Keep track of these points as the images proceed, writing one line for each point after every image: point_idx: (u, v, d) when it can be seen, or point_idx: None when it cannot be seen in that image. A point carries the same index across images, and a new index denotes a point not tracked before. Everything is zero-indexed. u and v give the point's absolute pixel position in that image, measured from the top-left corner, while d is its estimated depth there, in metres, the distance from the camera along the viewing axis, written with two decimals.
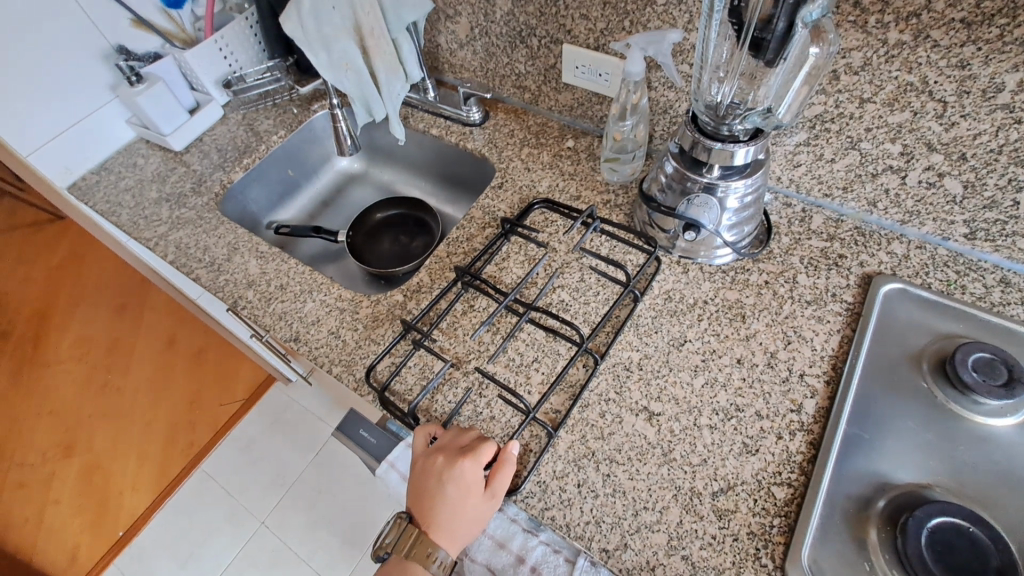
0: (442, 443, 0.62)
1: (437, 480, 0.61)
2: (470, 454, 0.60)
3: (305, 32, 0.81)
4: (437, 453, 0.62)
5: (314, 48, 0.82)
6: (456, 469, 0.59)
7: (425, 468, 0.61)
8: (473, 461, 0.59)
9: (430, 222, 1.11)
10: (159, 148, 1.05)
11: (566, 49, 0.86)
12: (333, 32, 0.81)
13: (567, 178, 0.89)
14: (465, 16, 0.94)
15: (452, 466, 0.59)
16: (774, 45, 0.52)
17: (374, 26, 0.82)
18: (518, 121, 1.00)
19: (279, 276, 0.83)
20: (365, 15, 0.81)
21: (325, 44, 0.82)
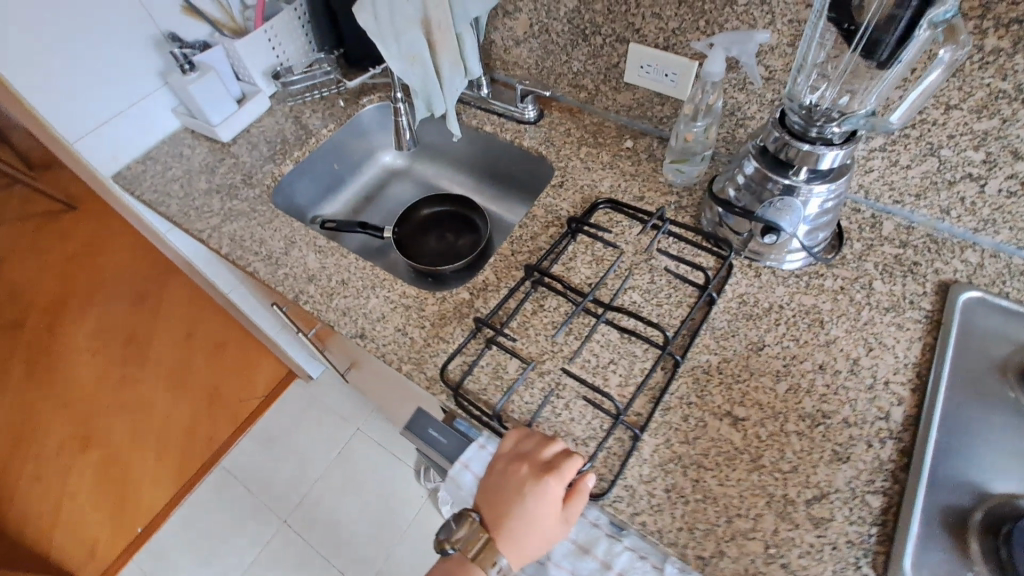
0: (527, 450, 0.60)
1: (515, 486, 0.59)
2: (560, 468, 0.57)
3: (378, 24, 0.79)
4: (523, 460, 0.59)
5: (386, 40, 0.80)
6: (540, 480, 0.57)
7: (506, 471, 0.60)
8: (558, 474, 0.57)
9: (477, 220, 1.10)
10: (205, 138, 1.03)
11: (633, 48, 0.85)
12: (404, 23, 0.79)
13: (630, 178, 0.88)
14: (525, 13, 0.93)
15: (536, 475, 0.58)
16: (891, 47, 0.51)
17: (443, 19, 0.81)
18: (574, 120, 0.99)
19: (340, 271, 0.81)
20: (436, 8, 0.79)
21: (397, 35, 0.80)
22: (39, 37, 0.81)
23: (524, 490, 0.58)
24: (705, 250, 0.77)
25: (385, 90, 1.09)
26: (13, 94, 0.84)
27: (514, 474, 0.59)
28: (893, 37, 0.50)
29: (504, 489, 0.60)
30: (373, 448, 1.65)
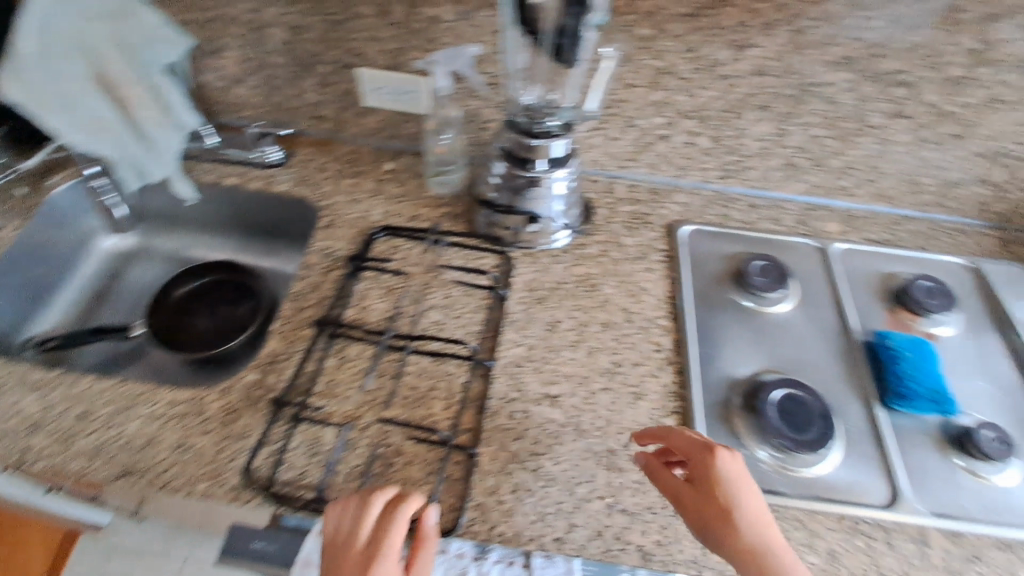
0: (352, 521, 0.54)
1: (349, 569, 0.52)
2: (388, 528, 0.53)
3: (35, 92, 0.66)
4: (351, 535, 0.53)
5: (53, 111, 0.68)
6: (369, 549, 0.52)
7: (335, 557, 0.52)
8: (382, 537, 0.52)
9: (249, 281, 0.97)
10: None
11: (362, 71, 0.83)
12: (75, 86, 0.69)
13: (398, 201, 0.87)
14: (233, 49, 0.84)
15: (368, 546, 0.52)
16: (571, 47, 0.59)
17: (128, 74, 0.72)
18: (323, 155, 0.93)
19: (77, 404, 0.65)
20: (112, 63, 0.71)
21: (69, 102, 0.69)
22: None
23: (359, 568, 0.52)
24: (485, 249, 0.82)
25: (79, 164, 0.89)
26: None
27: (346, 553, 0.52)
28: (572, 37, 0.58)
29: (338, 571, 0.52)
30: None
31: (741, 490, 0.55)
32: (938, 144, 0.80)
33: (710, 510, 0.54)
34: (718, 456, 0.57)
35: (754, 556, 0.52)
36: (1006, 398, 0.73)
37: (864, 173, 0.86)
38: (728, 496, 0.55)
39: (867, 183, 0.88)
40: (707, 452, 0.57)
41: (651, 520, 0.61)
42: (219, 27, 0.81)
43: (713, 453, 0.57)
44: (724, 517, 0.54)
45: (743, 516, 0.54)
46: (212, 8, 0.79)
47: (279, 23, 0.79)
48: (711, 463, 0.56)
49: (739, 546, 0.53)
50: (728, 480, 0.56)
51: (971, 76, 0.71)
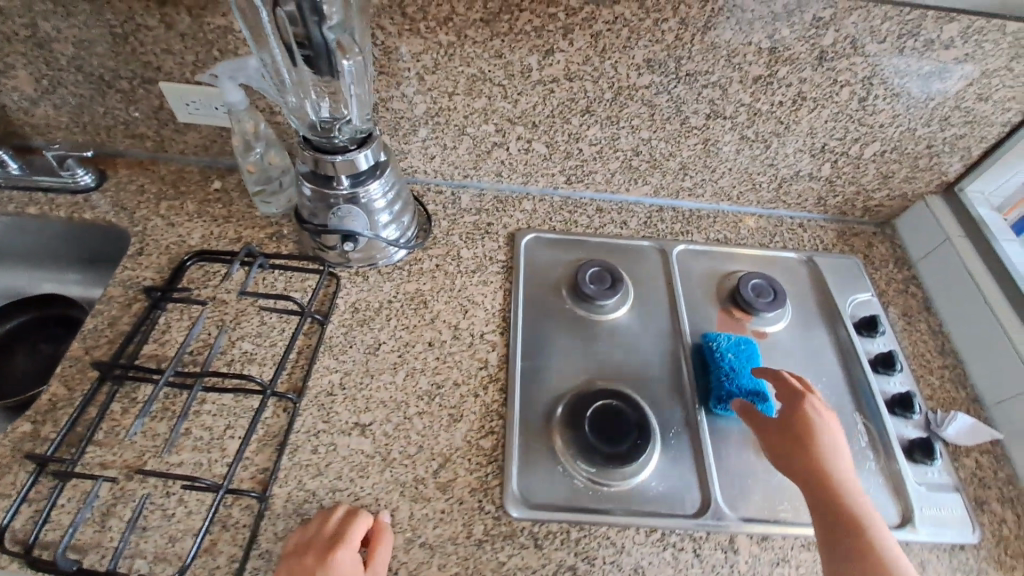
0: (307, 539, 0.55)
1: None
2: (340, 543, 0.54)
3: None
4: (303, 554, 0.54)
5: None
6: (326, 559, 0.53)
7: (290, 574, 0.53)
8: (345, 543, 0.54)
9: (74, 313, 0.91)
10: None
11: (164, 86, 0.77)
12: None
13: (222, 222, 0.82)
14: (20, 67, 0.76)
15: (326, 554, 0.53)
16: (320, 48, 0.60)
17: None
18: (148, 174, 0.87)
19: None
20: None
21: None
22: None
23: None
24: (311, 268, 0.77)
25: None
26: None
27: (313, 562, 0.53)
28: (316, 39, 0.58)
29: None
30: None
31: (827, 428, 0.62)
32: (764, 143, 0.80)
33: (795, 442, 0.60)
34: (811, 402, 0.64)
35: (836, 502, 0.55)
36: (831, 394, 0.73)
37: (702, 172, 0.85)
38: (827, 451, 0.60)
39: (707, 182, 0.87)
40: (800, 400, 0.64)
41: (451, 551, 0.58)
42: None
43: (807, 402, 0.64)
44: (828, 476, 0.57)
45: (833, 456, 0.59)
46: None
47: (61, 38, 0.73)
48: (808, 407, 0.63)
49: (824, 490, 0.56)
50: (826, 430, 0.62)
51: (773, 75, 0.71)
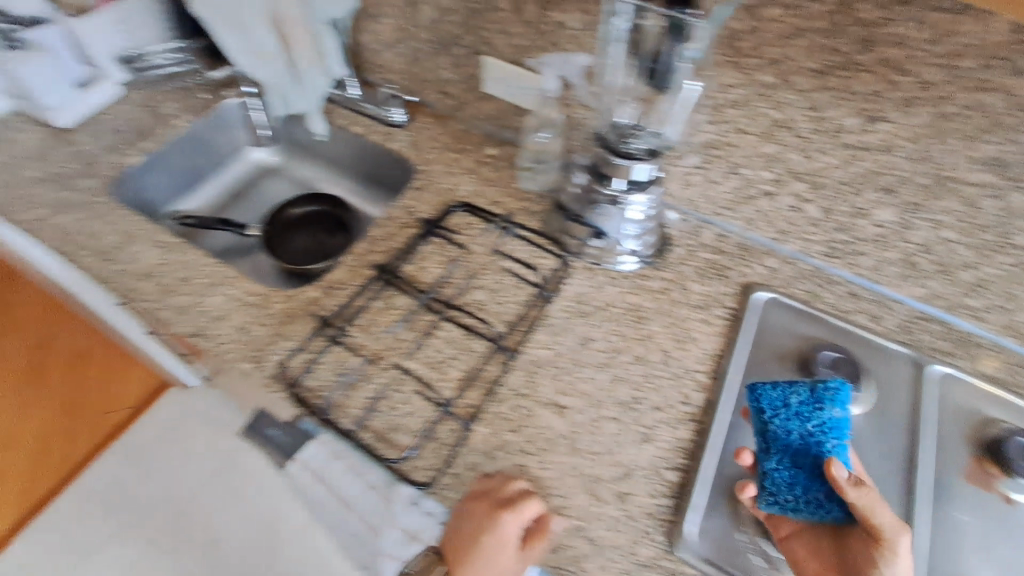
0: (486, 489, 0.62)
1: (473, 527, 0.60)
2: (510, 508, 0.59)
3: (219, 18, 0.83)
4: (479, 501, 0.61)
5: (227, 31, 0.86)
6: (496, 516, 0.59)
7: (467, 513, 0.60)
8: (514, 512, 0.58)
9: (349, 218, 1.09)
10: (39, 121, 0.95)
11: (487, 60, 0.89)
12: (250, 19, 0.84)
13: (486, 184, 0.92)
14: (391, 18, 0.94)
15: (496, 513, 0.59)
16: (666, 66, 0.64)
17: (294, 17, 0.84)
18: (442, 126, 1.01)
19: (183, 268, 0.79)
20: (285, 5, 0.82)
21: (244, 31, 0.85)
22: None
23: (482, 532, 0.59)
24: (549, 248, 0.83)
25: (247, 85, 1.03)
26: None
27: (479, 524, 0.59)
28: (664, 57, 0.64)
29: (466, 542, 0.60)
30: None
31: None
32: None
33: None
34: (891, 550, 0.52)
35: None
36: None
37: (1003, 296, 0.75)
38: None
39: (998, 309, 0.75)
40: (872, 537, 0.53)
41: (614, 559, 0.59)
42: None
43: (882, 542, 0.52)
44: None
45: None
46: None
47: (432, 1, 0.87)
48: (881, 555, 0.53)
49: None
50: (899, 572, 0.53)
51: None
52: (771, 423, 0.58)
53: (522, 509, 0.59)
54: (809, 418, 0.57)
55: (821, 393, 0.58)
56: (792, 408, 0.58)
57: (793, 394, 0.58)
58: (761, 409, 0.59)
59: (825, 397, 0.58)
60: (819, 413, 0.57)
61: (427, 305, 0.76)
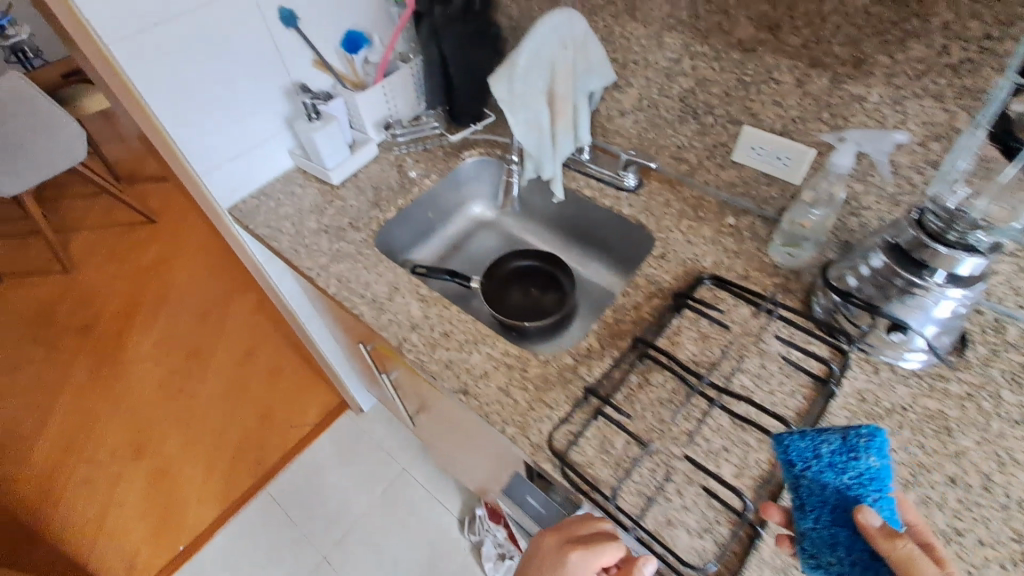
0: (564, 527, 0.67)
1: (550, 564, 0.63)
2: (577, 546, 0.62)
3: (513, 96, 0.81)
4: (551, 534, 0.67)
5: (514, 111, 0.83)
6: (565, 551, 0.63)
7: (537, 546, 0.67)
8: (584, 551, 0.61)
9: (561, 276, 1.11)
10: (316, 179, 1.09)
11: (746, 130, 0.85)
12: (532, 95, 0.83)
13: (733, 255, 0.87)
14: (637, 87, 0.94)
15: (565, 547, 0.63)
16: None
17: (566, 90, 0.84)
18: (674, 192, 0.98)
19: (443, 323, 0.83)
20: (563, 79, 0.82)
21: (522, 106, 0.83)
22: (190, 88, 0.90)
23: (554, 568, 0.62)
24: (820, 338, 0.76)
25: (486, 146, 1.14)
26: (159, 133, 0.92)
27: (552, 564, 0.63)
28: None
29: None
30: (417, 491, 1.67)
31: None
32: None
33: None
34: None
35: None
36: None
37: None
38: None
39: None
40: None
41: None
42: (634, 66, 0.92)
43: None
44: None
45: None
46: (636, 50, 0.90)
47: (691, 73, 0.86)
48: None
49: None
50: None
51: None
52: (797, 477, 0.52)
53: (596, 554, 0.61)
54: (844, 469, 0.51)
55: (854, 441, 0.52)
56: (824, 459, 0.52)
57: (824, 444, 0.52)
58: (790, 463, 0.53)
59: (859, 446, 0.51)
60: (855, 464, 0.50)
61: (692, 388, 0.72)
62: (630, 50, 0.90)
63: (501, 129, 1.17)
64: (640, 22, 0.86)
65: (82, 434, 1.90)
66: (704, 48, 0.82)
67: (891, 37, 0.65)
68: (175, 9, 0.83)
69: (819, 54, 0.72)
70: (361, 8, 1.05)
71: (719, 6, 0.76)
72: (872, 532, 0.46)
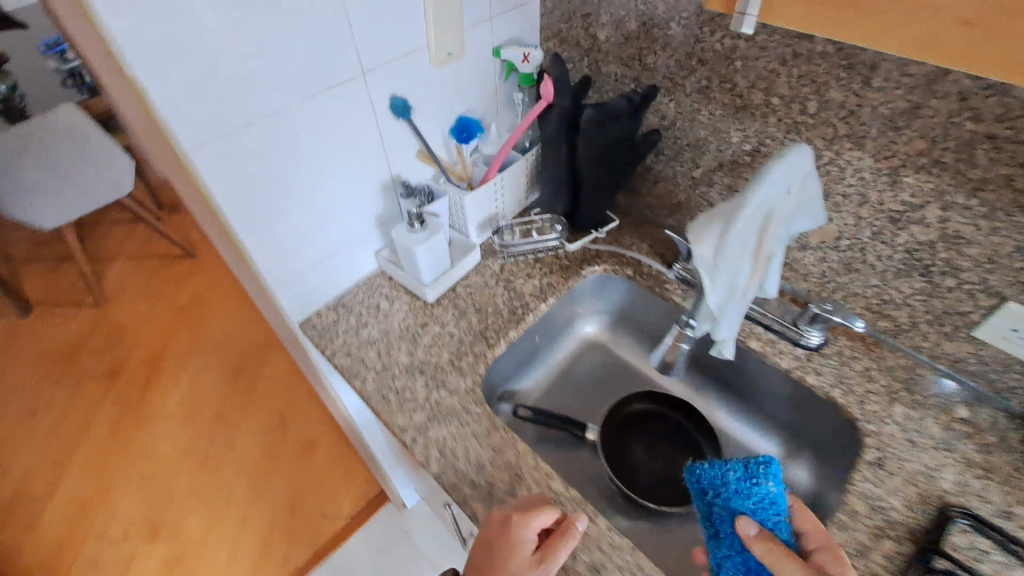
0: (517, 506, 0.58)
1: (502, 540, 0.55)
2: (530, 514, 0.56)
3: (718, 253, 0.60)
4: (505, 514, 0.57)
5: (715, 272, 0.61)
6: (517, 523, 0.55)
7: (493, 527, 0.57)
8: (527, 518, 0.55)
9: (700, 437, 0.87)
10: (406, 290, 0.90)
11: (1011, 308, 0.63)
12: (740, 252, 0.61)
13: (980, 474, 0.64)
14: (837, 224, 0.73)
15: (522, 514, 0.56)
16: None
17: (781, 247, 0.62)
18: (871, 356, 0.76)
19: (588, 545, 0.60)
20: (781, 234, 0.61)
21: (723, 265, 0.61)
22: (276, 190, 0.72)
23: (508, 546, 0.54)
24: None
25: (611, 260, 0.92)
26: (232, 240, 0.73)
27: (491, 538, 0.56)
28: None
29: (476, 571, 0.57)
30: None
31: None
32: None
33: None
34: None
35: None
36: None
37: None
38: None
39: None
40: None
41: None
42: (841, 200, 0.71)
43: None
44: None
45: None
46: (850, 183, 0.69)
47: (934, 225, 0.65)
48: None
49: None
50: None
51: None
52: (710, 505, 0.57)
53: (531, 517, 0.55)
54: (750, 495, 0.55)
55: (755, 467, 0.56)
56: (730, 487, 0.56)
57: (729, 471, 0.56)
58: (703, 491, 0.57)
59: (757, 471, 0.55)
60: (757, 489, 0.54)
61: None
62: (839, 180, 0.70)
63: (624, 237, 0.96)
64: (868, 152, 0.65)
65: (97, 498, 1.72)
66: (969, 201, 0.60)
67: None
68: (275, 103, 0.65)
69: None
70: (476, 91, 0.89)
71: (1017, 157, 0.55)
72: (749, 541, 0.51)
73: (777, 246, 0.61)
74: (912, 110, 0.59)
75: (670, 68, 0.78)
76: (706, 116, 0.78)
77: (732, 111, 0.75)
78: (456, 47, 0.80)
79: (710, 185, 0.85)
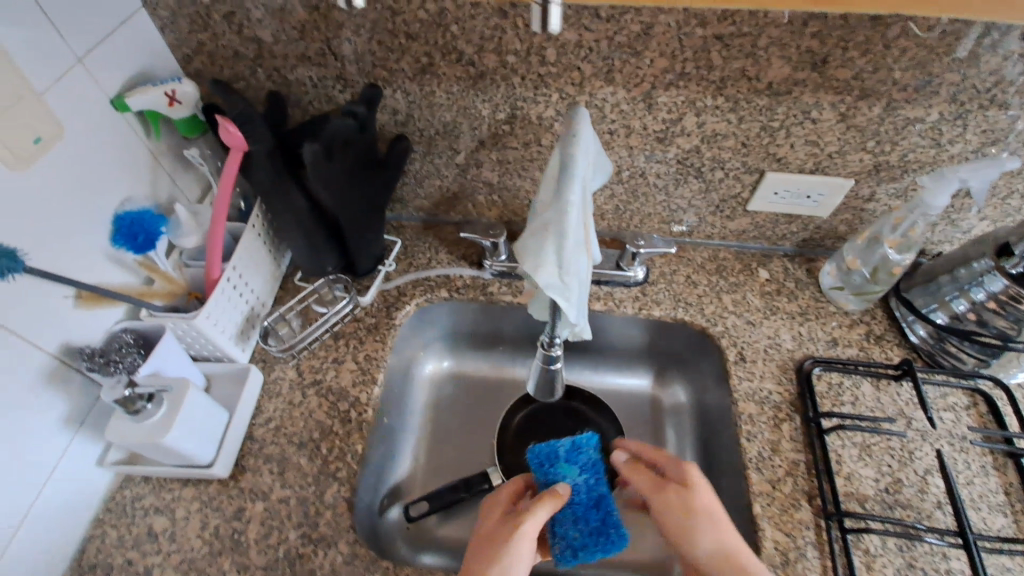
0: (517, 487, 0.62)
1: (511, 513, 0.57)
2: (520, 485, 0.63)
3: (567, 280, 0.47)
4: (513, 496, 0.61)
5: (573, 296, 0.49)
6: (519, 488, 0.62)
7: (497, 507, 0.59)
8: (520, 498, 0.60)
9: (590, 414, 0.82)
10: (184, 480, 0.61)
11: (770, 177, 0.70)
12: (584, 248, 0.48)
13: (802, 320, 0.75)
14: (614, 161, 0.71)
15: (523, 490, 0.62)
16: None
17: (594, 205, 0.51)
18: (686, 261, 0.81)
19: None
20: (591, 199, 0.49)
21: (580, 276, 0.49)
22: None
23: (499, 533, 0.54)
24: (956, 382, 0.68)
25: (419, 291, 0.77)
26: None
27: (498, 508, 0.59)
28: None
29: (479, 542, 0.55)
30: None
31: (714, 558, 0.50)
32: None
33: None
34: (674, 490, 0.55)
35: None
36: None
37: None
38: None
39: None
40: (658, 485, 0.56)
41: None
42: (610, 137, 0.68)
43: (666, 484, 0.56)
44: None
45: None
46: (612, 119, 0.66)
47: (694, 132, 0.66)
48: (671, 496, 0.55)
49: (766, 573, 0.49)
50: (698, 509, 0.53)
51: None
52: (547, 476, 0.62)
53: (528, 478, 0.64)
54: (576, 464, 0.62)
55: (580, 441, 0.64)
56: (564, 459, 0.62)
57: (561, 446, 0.63)
58: (541, 465, 0.62)
59: (582, 443, 0.64)
60: (581, 457, 0.63)
61: (918, 531, 0.58)
62: (601, 120, 0.66)
63: (416, 254, 0.81)
64: (621, 85, 0.62)
65: None
66: (716, 101, 0.62)
67: (968, 52, 0.55)
68: None
69: (875, 82, 0.59)
70: (119, 170, 0.58)
71: (744, 49, 0.57)
72: (626, 467, 0.60)
73: (590, 229, 0.51)
74: (645, 31, 0.56)
75: (375, 55, 0.61)
76: (444, 97, 0.65)
77: (469, 83, 0.63)
78: (48, 127, 0.50)
79: (479, 166, 0.74)
